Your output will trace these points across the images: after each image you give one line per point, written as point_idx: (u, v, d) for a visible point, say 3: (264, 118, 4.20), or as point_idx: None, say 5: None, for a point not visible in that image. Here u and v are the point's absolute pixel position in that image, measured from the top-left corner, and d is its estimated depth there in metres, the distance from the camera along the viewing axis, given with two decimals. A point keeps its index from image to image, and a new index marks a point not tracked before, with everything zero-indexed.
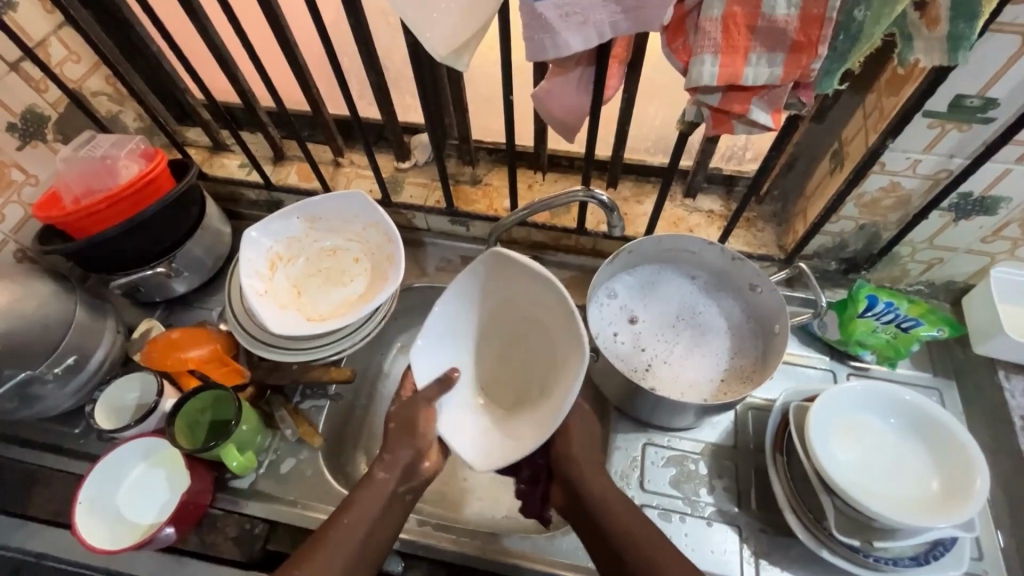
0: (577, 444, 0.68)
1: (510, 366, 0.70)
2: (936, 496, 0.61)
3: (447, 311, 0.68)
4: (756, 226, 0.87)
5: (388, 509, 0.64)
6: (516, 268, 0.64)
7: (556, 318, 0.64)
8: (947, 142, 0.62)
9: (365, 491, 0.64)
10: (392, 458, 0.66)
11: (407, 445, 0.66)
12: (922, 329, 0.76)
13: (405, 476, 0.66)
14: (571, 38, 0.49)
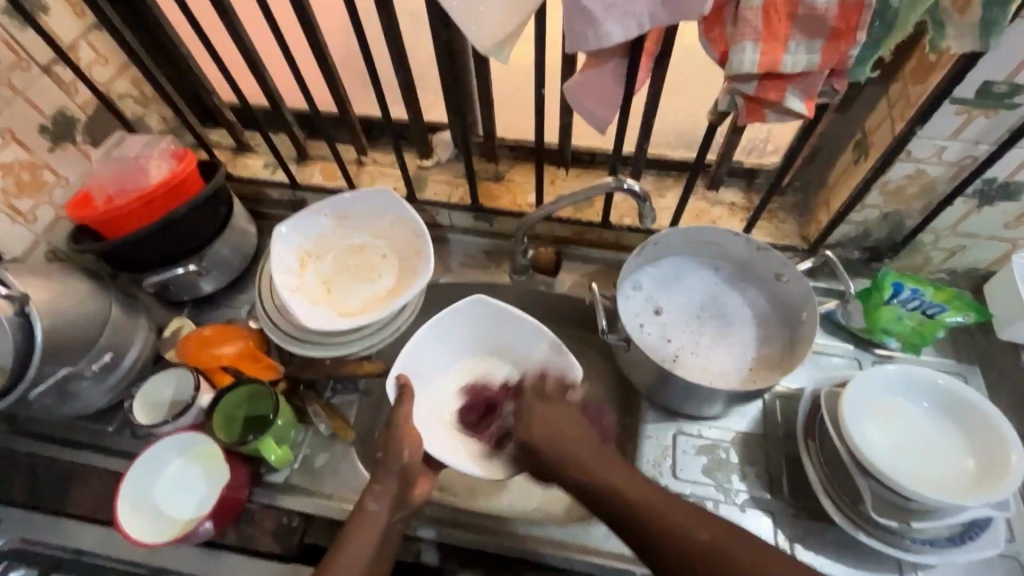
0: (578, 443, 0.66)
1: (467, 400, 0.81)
2: (972, 476, 0.62)
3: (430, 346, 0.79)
4: (778, 217, 0.88)
5: (383, 545, 0.64)
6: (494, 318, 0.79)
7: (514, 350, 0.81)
8: (974, 128, 0.63)
9: (360, 523, 0.65)
10: (382, 488, 0.66)
11: (393, 473, 0.67)
12: (947, 315, 0.77)
13: (397, 505, 0.67)
14: (612, 29, 0.50)
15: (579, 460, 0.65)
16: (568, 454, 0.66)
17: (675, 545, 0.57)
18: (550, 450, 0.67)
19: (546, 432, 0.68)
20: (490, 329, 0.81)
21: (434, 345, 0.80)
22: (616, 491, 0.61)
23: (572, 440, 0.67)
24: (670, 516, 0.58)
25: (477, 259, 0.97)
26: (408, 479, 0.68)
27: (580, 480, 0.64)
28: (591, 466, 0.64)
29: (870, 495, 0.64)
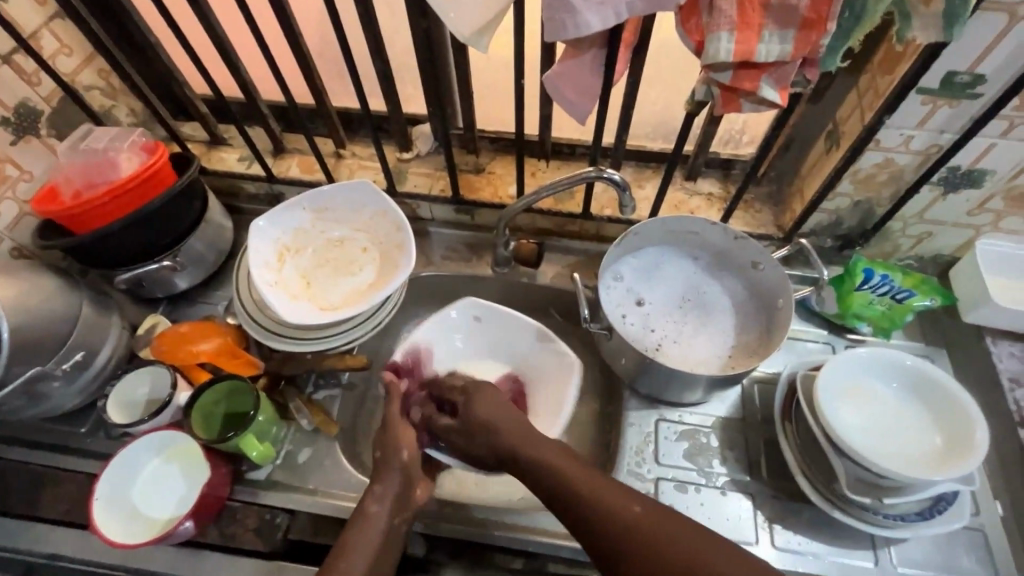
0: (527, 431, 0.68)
1: None
2: (939, 451, 0.64)
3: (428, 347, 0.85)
4: (754, 207, 0.90)
5: (387, 544, 0.65)
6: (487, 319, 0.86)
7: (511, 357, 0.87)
8: (938, 118, 0.65)
9: (360, 523, 0.65)
10: (382, 489, 0.67)
11: (395, 471, 0.68)
12: (916, 299, 0.80)
13: (397, 506, 0.67)
14: (591, 18, 0.50)
15: (527, 440, 0.67)
16: (515, 435, 0.69)
17: (609, 520, 0.57)
18: (497, 436, 0.69)
19: (493, 415, 0.71)
20: (486, 333, 0.88)
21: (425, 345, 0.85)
22: (560, 472, 0.63)
23: (516, 418, 0.70)
24: (601, 492, 0.60)
25: (460, 252, 0.97)
26: (409, 477, 0.69)
27: (531, 462, 0.65)
28: (539, 448, 0.66)
29: (844, 473, 0.66)
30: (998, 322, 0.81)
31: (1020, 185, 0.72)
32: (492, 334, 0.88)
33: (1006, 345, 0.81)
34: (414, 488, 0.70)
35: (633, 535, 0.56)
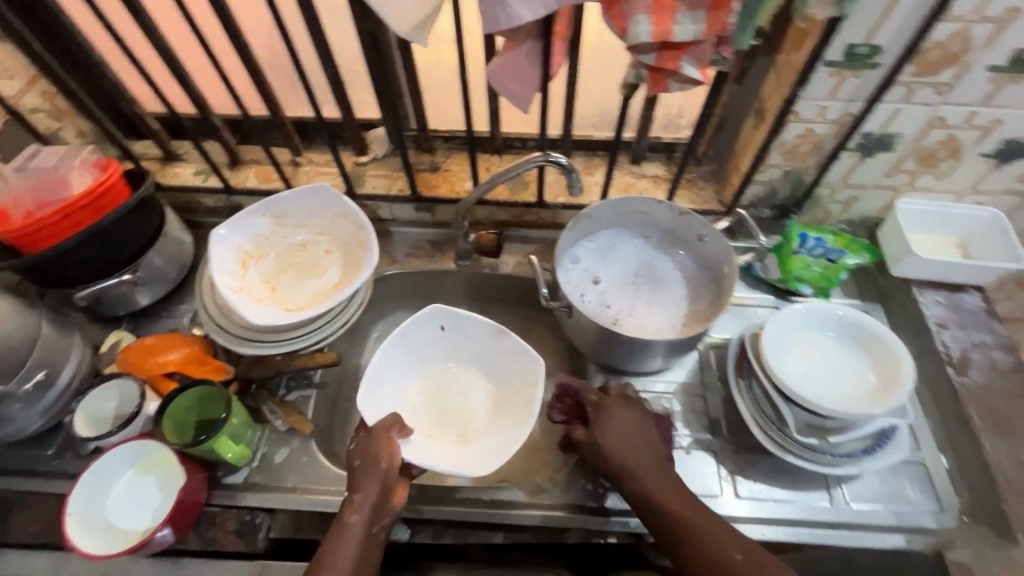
0: (632, 458, 0.67)
1: (441, 407, 0.83)
2: (874, 388, 0.70)
3: (395, 358, 0.81)
4: (697, 185, 0.96)
5: (367, 550, 0.64)
6: (459, 322, 0.83)
7: (477, 353, 0.85)
8: (846, 88, 0.72)
9: (339, 535, 0.64)
10: (360, 498, 0.66)
11: (374, 480, 0.67)
12: (847, 258, 0.87)
13: (375, 514, 0.66)
14: (521, 9, 0.54)
15: (638, 474, 0.66)
16: (631, 470, 0.66)
17: (707, 556, 0.60)
18: (618, 462, 0.66)
19: (620, 440, 0.67)
20: (455, 341, 0.85)
21: (396, 355, 0.82)
22: (667, 507, 0.63)
23: (641, 446, 0.67)
24: (705, 533, 0.62)
25: (423, 249, 1.00)
26: (388, 487, 0.67)
27: (641, 492, 0.65)
28: (647, 481, 0.65)
29: (793, 419, 0.72)
30: (923, 273, 0.88)
31: (925, 145, 0.79)
32: (459, 341, 0.85)
33: (932, 295, 0.88)
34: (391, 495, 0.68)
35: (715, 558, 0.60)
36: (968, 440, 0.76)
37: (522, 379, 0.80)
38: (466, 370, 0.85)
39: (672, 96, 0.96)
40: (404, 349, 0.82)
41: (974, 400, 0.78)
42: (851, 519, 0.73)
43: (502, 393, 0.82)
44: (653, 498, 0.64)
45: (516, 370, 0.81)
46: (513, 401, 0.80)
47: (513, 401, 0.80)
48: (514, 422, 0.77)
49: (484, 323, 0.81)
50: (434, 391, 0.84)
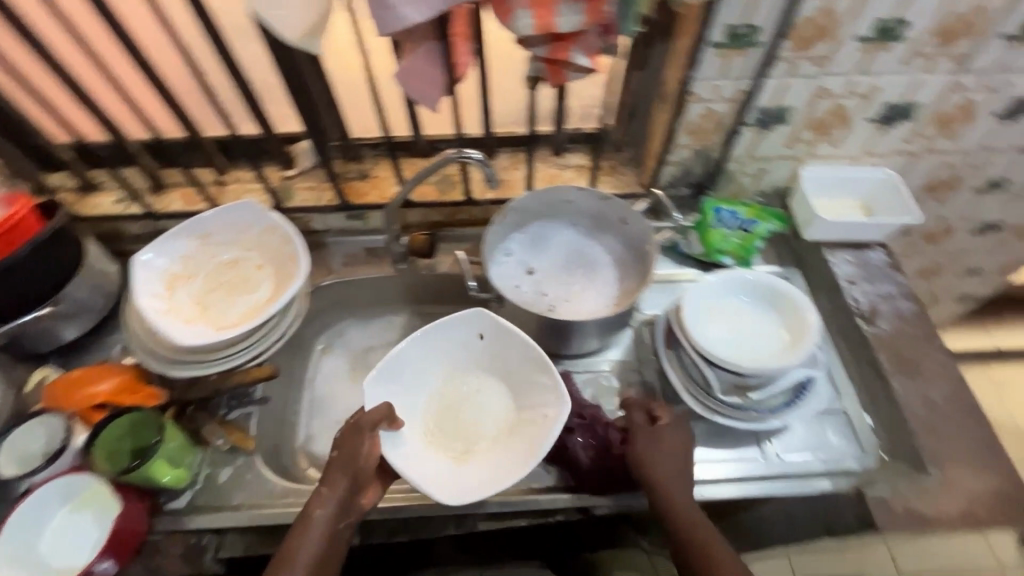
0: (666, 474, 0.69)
1: (453, 414, 0.82)
2: (787, 344, 0.75)
3: (418, 358, 0.82)
4: (618, 170, 1.00)
5: (329, 546, 0.66)
6: (493, 333, 0.82)
7: (506, 368, 0.83)
8: (736, 66, 0.77)
9: (304, 527, 0.66)
10: (330, 490, 0.68)
11: (344, 476, 0.69)
12: (760, 227, 0.92)
13: (341, 511, 0.68)
14: (409, 12, 0.56)
15: (665, 489, 0.68)
16: (664, 484, 0.69)
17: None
18: (653, 474, 0.69)
19: (661, 454, 0.70)
20: (489, 352, 0.84)
21: (422, 352, 0.82)
22: (685, 523, 0.66)
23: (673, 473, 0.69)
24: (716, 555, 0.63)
25: (359, 256, 1.01)
26: (357, 485, 0.69)
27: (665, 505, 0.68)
28: (673, 497, 0.68)
29: (717, 381, 0.76)
30: (832, 235, 0.94)
31: (816, 114, 0.85)
32: (492, 354, 0.84)
33: (842, 254, 0.94)
34: (361, 494, 0.70)
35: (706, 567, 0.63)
36: (880, 383, 0.82)
37: (541, 415, 0.77)
38: (491, 385, 0.84)
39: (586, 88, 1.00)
40: (433, 347, 0.83)
41: (883, 347, 0.84)
42: (782, 470, 0.76)
43: (515, 424, 0.80)
44: (676, 513, 0.67)
45: (539, 403, 0.79)
46: (524, 433, 0.77)
47: (521, 434, 0.78)
48: (511, 462, 0.74)
49: (523, 341, 0.79)
50: (451, 398, 0.83)
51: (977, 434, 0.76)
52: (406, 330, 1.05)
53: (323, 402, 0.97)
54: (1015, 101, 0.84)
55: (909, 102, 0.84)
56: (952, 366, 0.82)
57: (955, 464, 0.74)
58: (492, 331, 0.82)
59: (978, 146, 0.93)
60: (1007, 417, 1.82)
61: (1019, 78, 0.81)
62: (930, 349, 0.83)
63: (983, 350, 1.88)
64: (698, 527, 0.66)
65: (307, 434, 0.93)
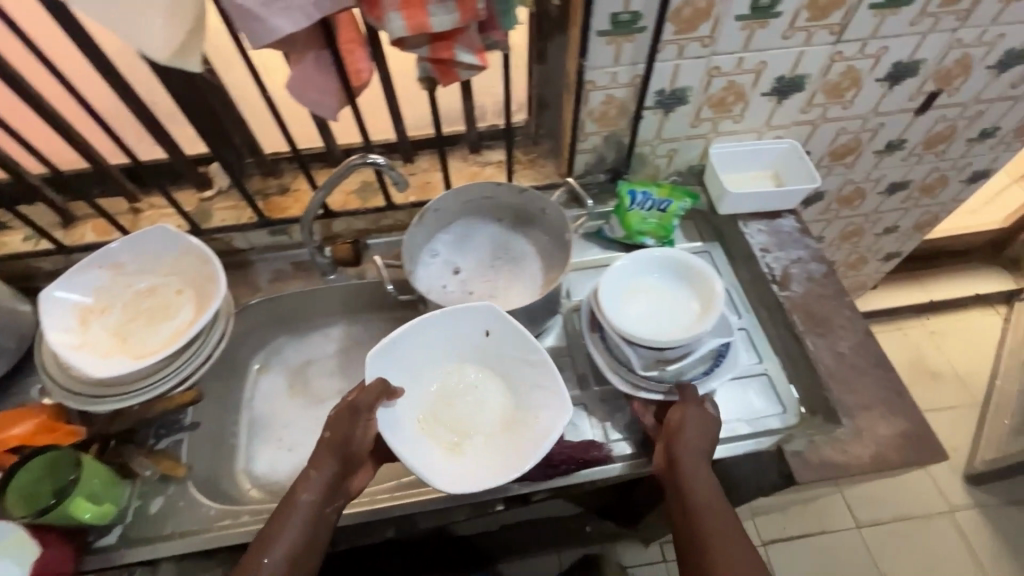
0: (692, 460, 0.69)
1: (451, 403, 0.85)
2: (697, 314, 0.77)
3: (421, 347, 0.85)
4: (538, 163, 1.03)
5: (314, 529, 0.68)
6: (494, 328, 0.84)
7: (506, 364, 0.85)
8: (626, 52, 0.79)
9: (292, 509, 0.69)
10: (319, 467, 0.71)
11: (333, 458, 0.71)
12: (674, 205, 0.95)
13: (329, 495, 0.71)
14: (279, 21, 0.57)
15: (689, 472, 0.68)
16: (690, 469, 0.68)
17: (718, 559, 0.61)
18: (681, 455, 0.69)
19: (690, 437, 0.71)
20: (492, 350, 0.86)
21: (426, 341, 0.85)
22: (703, 507, 0.65)
23: (696, 454, 0.70)
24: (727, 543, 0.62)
25: (286, 272, 1.00)
26: (348, 466, 0.73)
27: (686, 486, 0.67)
28: (701, 483, 0.67)
29: (638, 358, 0.78)
30: (745, 207, 0.97)
31: (713, 93, 0.89)
32: (494, 350, 0.86)
33: (756, 225, 0.98)
34: (348, 479, 0.73)
35: (708, 541, 0.62)
36: (796, 343, 0.85)
37: (540, 414, 0.79)
38: (491, 380, 0.87)
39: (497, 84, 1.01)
40: (435, 340, 0.85)
41: (796, 309, 0.88)
42: None
43: (512, 422, 0.82)
44: (696, 498, 0.66)
45: (539, 403, 0.80)
46: (523, 429, 0.79)
47: (519, 432, 0.79)
48: (505, 459, 0.77)
49: (525, 342, 0.81)
50: (450, 387, 0.86)
51: (884, 382, 0.80)
52: (344, 340, 1.05)
53: (263, 422, 0.96)
54: (894, 65, 0.89)
55: (798, 74, 0.88)
56: (859, 321, 0.86)
57: (865, 412, 0.78)
58: (488, 324, 0.84)
59: (871, 110, 0.97)
60: (945, 365, 1.91)
61: (894, 43, 0.85)
62: (840, 306, 0.88)
63: (918, 303, 1.97)
64: (717, 513, 0.64)
65: (248, 455, 0.92)
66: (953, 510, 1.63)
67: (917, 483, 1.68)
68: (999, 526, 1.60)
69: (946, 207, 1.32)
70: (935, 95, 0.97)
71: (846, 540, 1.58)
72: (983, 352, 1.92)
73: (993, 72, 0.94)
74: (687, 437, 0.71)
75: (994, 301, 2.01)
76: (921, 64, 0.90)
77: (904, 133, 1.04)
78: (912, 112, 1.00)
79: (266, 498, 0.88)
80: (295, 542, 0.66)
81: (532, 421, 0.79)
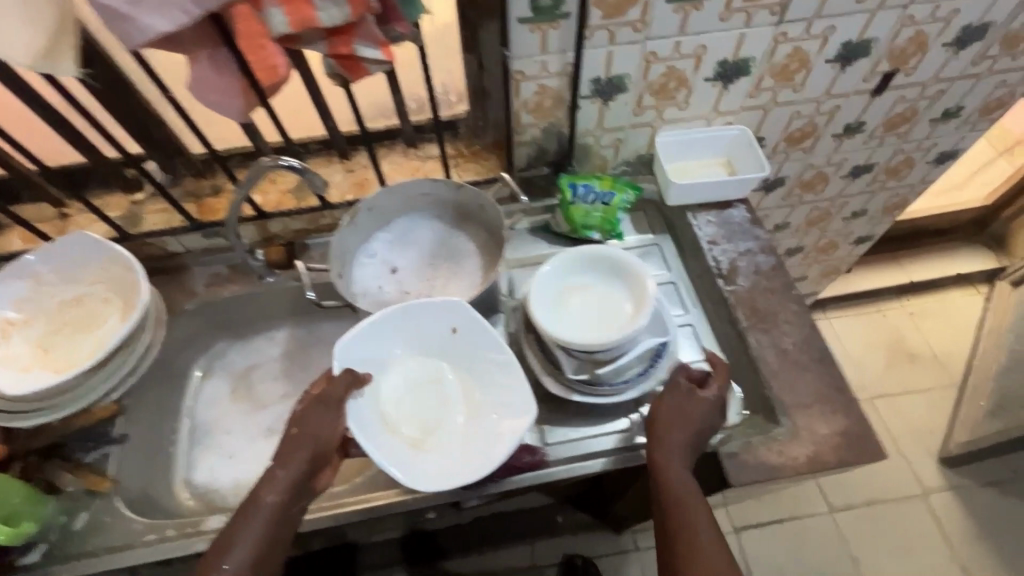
0: (671, 439, 0.68)
1: (415, 399, 0.81)
2: (628, 315, 0.75)
3: (389, 338, 0.81)
4: (482, 156, 1.00)
5: (279, 528, 0.67)
6: (467, 323, 0.80)
7: (476, 362, 0.82)
8: (553, 40, 0.75)
9: (257, 509, 0.66)
10: (288, 460, 0.68)
11: (302, 456, 0.68)
12: (617, 197, 0.91)
13: (296, 493, 0.68)
14: (150, 20, 0.53)
15: (666, 456, 0.67)
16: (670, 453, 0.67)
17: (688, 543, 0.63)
18: (663, 439, 0.68)
19: (673, 420, 0.69)
20: (461, 345, 0.82)
21: (394, 331, 0.81)
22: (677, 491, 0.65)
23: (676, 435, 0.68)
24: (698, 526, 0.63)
25: (223, 275, 0.97)
26: (317, 461, 0.70)
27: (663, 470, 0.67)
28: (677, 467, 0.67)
29: (568, 361, 0.76)
30: (693, 197, 0.94)
31: (652, 80, 0.84)
32: (464, 348, 0.82)
33: (705, 216, 0.95)
34: (315, 477, 0.70)
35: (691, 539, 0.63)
36: (739, 340, 0.83)
37: (511, 412, 0.76)
38: (459, 378, 0.82)
39: (435, 73, 0.97)
40: (401, 332, 0.81)
41: (741, 304, 0.85)
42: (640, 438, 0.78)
43: (480, 419, 0.78)
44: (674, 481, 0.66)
45: (509, 401, 0.77)
46: (491, 426, 0.77)
47: (486, 434, 0.76)
48: (473, 457, 0.74)
49: (490, 336, 0.79)
50: (415, 382, 0.82)
51: (827, 379, 0.78)
52: (289, 343, 1.02)
53: (204, 429, 0.94)
54: (844, 45, 0.85)
55: (741, 58, 0.84)
56: (805, 316, 0.83)
57: (805, 411, 0.75)
58: (456, 317, 0.80)
59: (824, 93, 0.93)
60: (924, 345, 1.88)
61: (841, 22, 0.81)
62: (786, 300, 0.85)
63: (898, 284, 1.93)
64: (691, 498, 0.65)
65: (188, 463, 0.91)
66: (927, 493, 1.62)
67: (892, 466, 1.67)
68: (973, 507, 1.59)
69: (915, 189, 1.28)
70: (891, 74, 0.92)
71: (819, 525, 1.57)
72: (963, 332, 1.89)
73: (951, 49, 0.89)
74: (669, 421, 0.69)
75: (976, 280, 1.97)
76: (873, 44, 0.86)
77: (863, 114, 1.00)
78: (868, 93, 0.95)
79: (204, 508, 0.86)
80: (259, 543, 0.65)
81: (500, 423, 0.76)
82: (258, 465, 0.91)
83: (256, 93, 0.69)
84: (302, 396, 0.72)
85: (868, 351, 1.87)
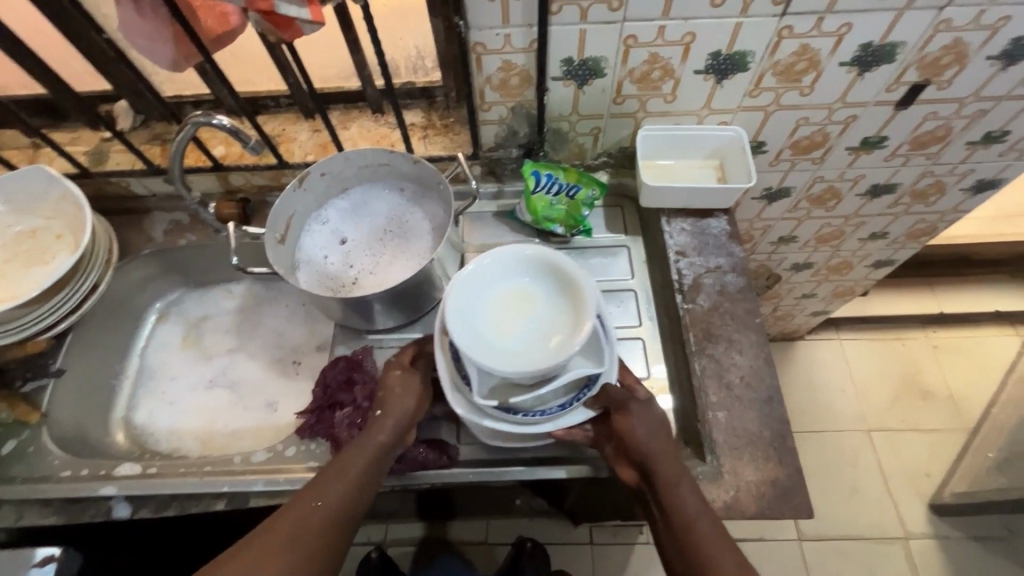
0: (646, 439, 0.68)
1: None
2: (544, 350, 0.67)
3: None
4: (453, 129, 0.92)
5: (380, 468, 0.68)
6: None
7: None
8: (514, 11, 0.67)
9: (361, 446, 0.68)
10: (392, 408, 0.71)
11: (404, 405, 0.72)
12: (582, 191, 0.85)
13: (397, 439, 0.71)
14: None
15: (659, 468, 0.67)
16: (662, 461, 0.67)
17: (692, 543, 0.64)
18: (648, 452, 0.68)
19: (648, 434, 0.68)
20: None
21: None
22: (676, 497, 0.66)
23: (670, 460, 0.67)
24: (698, 524, 0.64)
25: (182, 224, 0.96)
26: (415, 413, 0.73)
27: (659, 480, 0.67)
28: (672, 477, 0.67)
29: (477, 377, 0.70)
30: (671, 202, 0.85)
31: (633, 67, 0.76)
32: None
33: (679, 222, 0.86)
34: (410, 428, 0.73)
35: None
36: (685, 364, 0.77)
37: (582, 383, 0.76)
38: None
39: (410, 36, 0.90)
40: None
41: (694, 325, 0.78)
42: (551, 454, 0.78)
43: None
44: (673, 492, 0.66)
45: None
46: None
47: None
48: None
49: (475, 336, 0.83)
50: None
51: (768, 422, 0.72)
52: (244, 298, 1.01)
53: (150, 371, 0.96)
54: (862, 48, 0.73)
55: (737, 51, 0.73)
56: (762, 349, 0.76)
57: (734, 454, 0.70)
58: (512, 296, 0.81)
59: (837, 100, 0.82)
60: (942, 384, 1.73)
61: (859, 19, 0.69)
62: (746, 329, 0.78)
63: (925, 313, 1.78)
64: (687, 500, 0.66)
65: (130, 403, 0.93)
66: (907, 537, 1.53)
67: (874, 504, 1.57)
68: (954, 559, 1.50)
69: (945, 217, 1.14)
70: (920, 87, 0.80)
71: (783, 550, 1.51)
72: (988, 375, 1.73)
73: (997, 63, 0.76)
74: (642, 438, 0.68)
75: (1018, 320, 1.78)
76: (898, 48, 0.74)
77: (883, 130, 0.88)
78: (891, 105, 0.83)
79: (135, 450, 0.89)
80: (367, 474, 0.67)
81: None
82: (194, 415, 0.92)
83: (189, 42, 0.66)
84: (395, 361, 0.76)
85: (877, 381, 1.74)
